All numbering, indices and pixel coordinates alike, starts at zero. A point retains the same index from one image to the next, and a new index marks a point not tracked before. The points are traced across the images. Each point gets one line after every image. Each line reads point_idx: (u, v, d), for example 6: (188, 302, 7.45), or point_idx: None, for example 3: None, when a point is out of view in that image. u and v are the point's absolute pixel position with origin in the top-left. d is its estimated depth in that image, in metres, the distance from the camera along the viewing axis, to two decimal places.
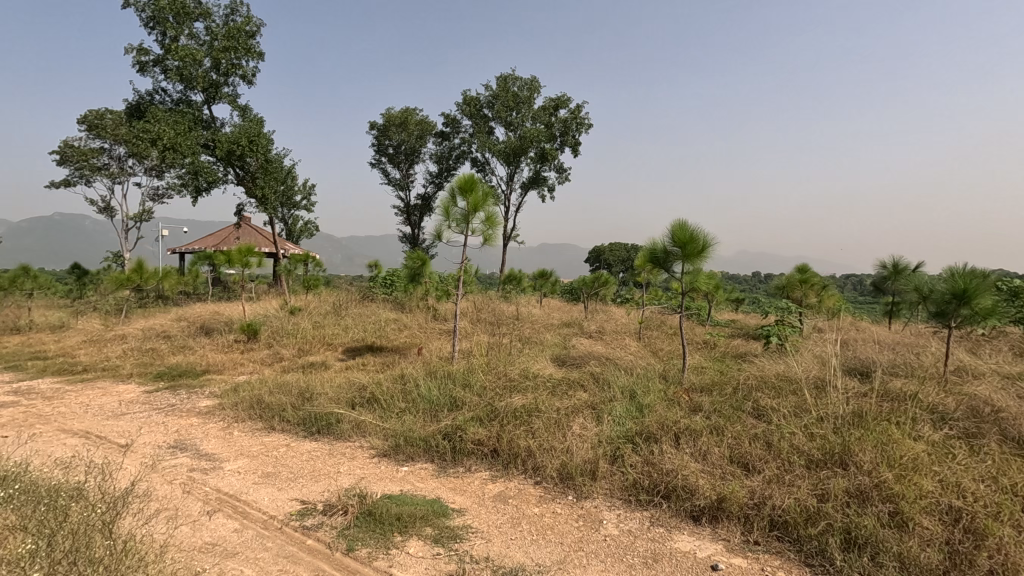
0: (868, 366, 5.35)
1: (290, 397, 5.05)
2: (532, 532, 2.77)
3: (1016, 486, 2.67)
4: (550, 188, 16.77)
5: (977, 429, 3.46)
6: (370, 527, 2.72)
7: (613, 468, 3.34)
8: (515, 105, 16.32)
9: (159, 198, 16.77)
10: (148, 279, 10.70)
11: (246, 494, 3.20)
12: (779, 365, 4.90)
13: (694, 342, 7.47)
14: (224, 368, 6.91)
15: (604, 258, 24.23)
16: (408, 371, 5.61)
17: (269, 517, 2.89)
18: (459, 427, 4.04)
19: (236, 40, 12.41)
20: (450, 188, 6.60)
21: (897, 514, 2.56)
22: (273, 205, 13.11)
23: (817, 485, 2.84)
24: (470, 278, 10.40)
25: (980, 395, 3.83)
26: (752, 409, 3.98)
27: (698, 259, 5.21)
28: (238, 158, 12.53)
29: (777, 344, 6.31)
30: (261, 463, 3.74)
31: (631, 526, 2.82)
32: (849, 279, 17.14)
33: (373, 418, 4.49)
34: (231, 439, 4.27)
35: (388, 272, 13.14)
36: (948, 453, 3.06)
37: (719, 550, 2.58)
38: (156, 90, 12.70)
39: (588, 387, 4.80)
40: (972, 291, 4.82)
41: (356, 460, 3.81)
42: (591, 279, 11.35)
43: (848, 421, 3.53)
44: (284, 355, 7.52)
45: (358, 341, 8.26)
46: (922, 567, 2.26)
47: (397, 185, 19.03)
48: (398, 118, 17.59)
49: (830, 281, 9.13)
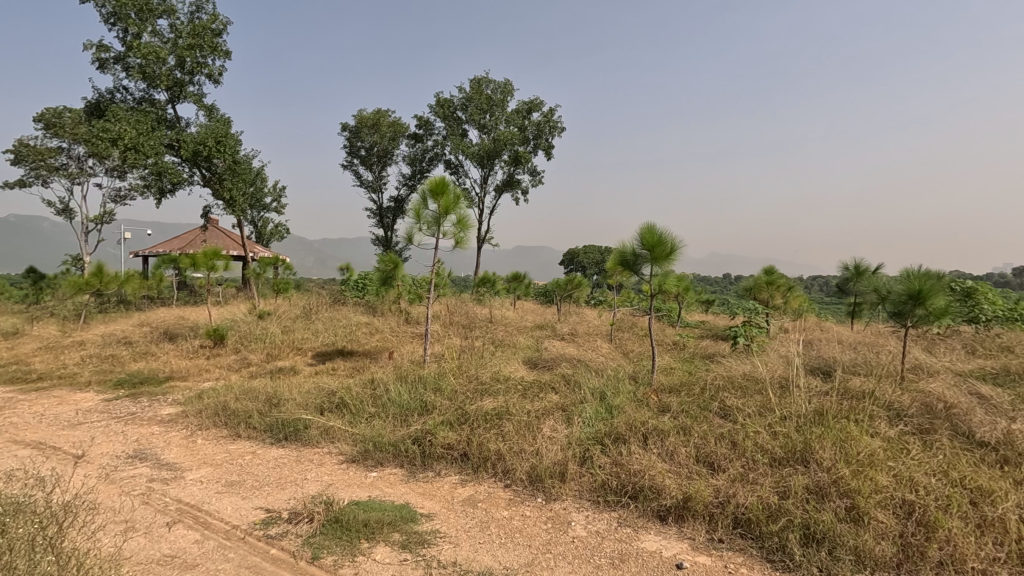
0: (830, 365, 5.51)
1: (256, 403, 4.94)
2: (500, 535, 2.76)
3: (965, 479, 2.78)
4: (524, 190, 16.84)
5: (929, 425, 3.61)
6: (336, 535, 2.68)
7: (582, 470, 3.37)
8: (488, 108, 16.32)
9: (121, 199, 16.25)
10: (108, 283, 10.34)
11: (208, 503, 3.12)
12: (746, 365, 5.02)
13: (664, 343, 7.62)
14: (189, 374, 6.73)
15: (579, 260, 24.48)
16: (379, 375, 5.55)
17: (232, 526, 2.83)
18: (429, 432, 4.01)
19: (201, 37, 12.14)
20: (421, 190, 6.56)
21: (854, 509, 2.64)
22: (242, 207, 12.83)
23: (779, 483, 2.91)
24: (443, 281, 10.36)
25: (934, 392, 3.98)
26: (718, 409, 4.06)
27: (666, 262, 5.30)
28: (204, 159, 12.24)
29: (745, 344, 6.46)
30: (225, 472, 3.65)
31: (599, 526, 2.85)
32: (816, 280, 17.66)
33: (342, 423, 4.42)
34: (194, 447, 4.17)
35: (360, 275, 13.03)
36: (903, 449, 3.17)
37: (684, 548, 2.62)
38: (117, 88, 12.30)
39: (560, 388, 4.84)
40: (927, 292, 5.01)
41: (324, 467, 3.75)
42: (565, 282, 11.44)
43: (810, 420, 3.63)
44: (252, 360, 7.37)
45: (328, 345, 8.15)
46: (877, 560, 2.35)
47: (370, 187, 18.83)
48: (370, 119, 17.45)
49: (795, 283, 9.39)
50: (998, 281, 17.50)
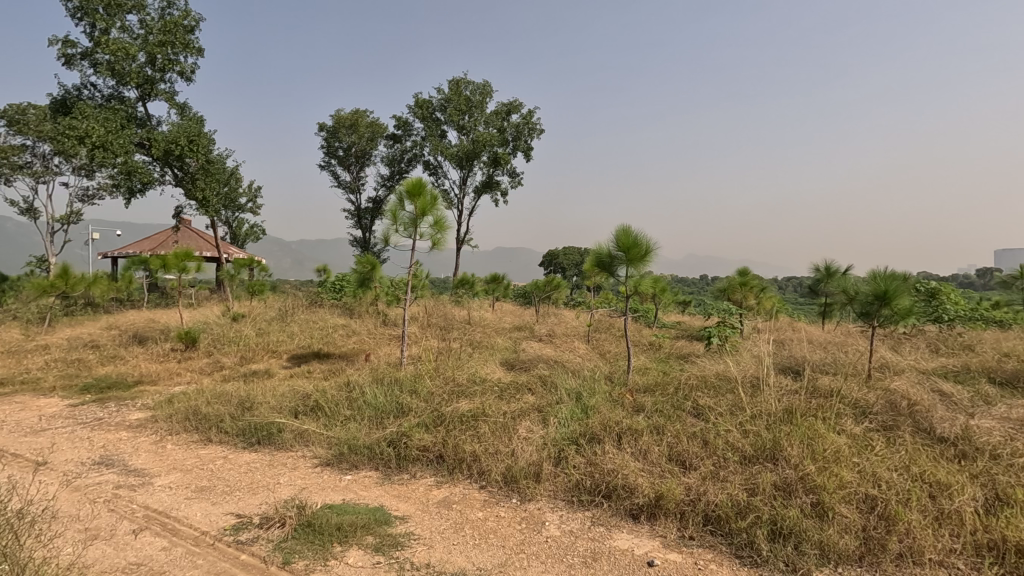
0: (799, 364, 5.64)
1: (229, 406, 4.86)
2: (474, 536, 2.77)
3: (926, 474, 2.87)
4: (503, 191, 16.89)
5: (893, 422, 3.73)
6: (308, 539, 2.65)
7: (557, 470, 3.40)
8: (467, 109, 16.29)
9: (88, 198, 15.78)
10: (75, 285, 10.02)
11: (177, 510, 3.06)
12: (719, 365, 5.11)
13: (641, 343, 7.73)
14: (159, 378, 6.58)
15: (559, 262, 24.59)
16: (355, 378, 5.50)
17: (201, 533, 2.78)
18: (405, 434, 3.99)
19: (173, 34, 11.90)
20: (397, 191, 6.53)
21: (819, 504, 2.70)
22: (215, 208, 12.60)
23: (748, 480, 2.98)
24: (421, 283, 10.32)
25: (899, 390, 4.11)
26: (691, 409, 4.12)
27: (641, 264, 5.37)
28: (176, 158, 11.97)
29: (718, 344, 6.57)
30: (195, 477, 3.59)
31: (573, 526, 2.87)
32: (791, 280, 18.04)
33: (316, 426, 4.38)
34: (164, 453, 4.08)
35: (337, 277, 12.93)
36: (867, 445, 3.27)
37: (656, 546, 2.66)
38: (84, 85, 11.97)
39: (536, 389, 4.88)
40: (892, 293, 5.15)
41: (297, 470, 3.71)
42: (543, 283, 11.46)
43: (779, 418, 3.71)
44: (225, 364, 7.24)
45: (304, 347, 8.06)
46: (840, 553, 2.42)
47: (347, 187, 18.68)
48: (348, 119, 17.31)
49: (768, 284, 9.57)
50: (962, 281, 18.16)
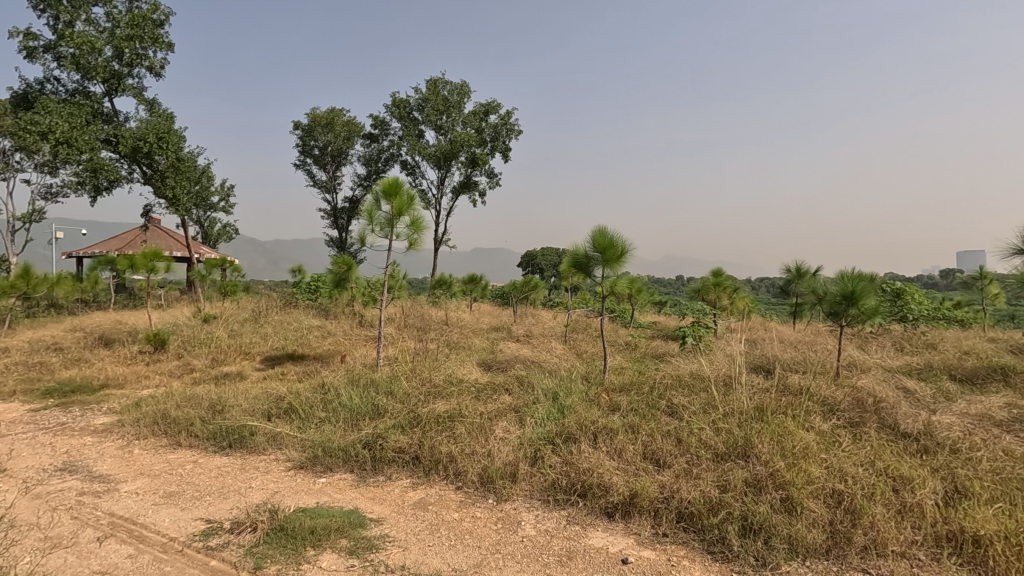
0: (771, 363, 5.76)
1: (199, 410, 4.75)
2: (450, 537, 2.76)
3: (890, 468, 2.96)
4: (481, 192, 16.88)
5: (860, 418, 3.83)
6: (281, 543, 2.61)
7: (533, 469, 3.41)
8: (445, 109, 16.23)
9: (51, 196, 15.25)
10: (37, 285, 9.68)
11: (144, 516, 2.98)
12: (693, 365, 5.18)
13: (617, 343, 7.80)
14: (126, 382, 6.39)
15: (537, 262, 24.68)
16: (329, 380, 5.43)
17: (170, 539, 2.71)
18: (380, 436, 3.95)
19: (141, 28, 11.60)
20: (374, 191, 6.48)
21: (788, 499, 2.77)
22: (186, 207, 12.32)
23: (720, 477, 3.03)
24: (398, 284, 10.25)
25: (865, 388, 4.23)
26: (665, 408, 4.17)
27: (617, 264, 5.43)
28: (145, 155, 11.65)
29: (693, 344, 6.67)
30: (163, 482, 3.50)
31: (548, 526, 2.88)
32: (763, 281, 18.42)
33: (290, 429, 4.31)
34: (130, 458, 3.97)
35: (312, 277, 12.75)
36: (835, 442, 3.36)
37: (630, 544, 2.69)
38: (47, 79, 11.58)
39: (513, 389, 4.89)
40: (859, 293, 5.30)
41: (269, 474, 3.64)
42: (521, 283, 11.47)
43: (751, 416, 3.78)
44: (195, 366, 7.08)
45: (277, 349, 7.94)
46: (807, 547, 2.48)
47: (323, 187, 18.44)
48: (324, 118, 17.10)
49: (741, 284, 9.76)
50: (926, 283, 18.78)
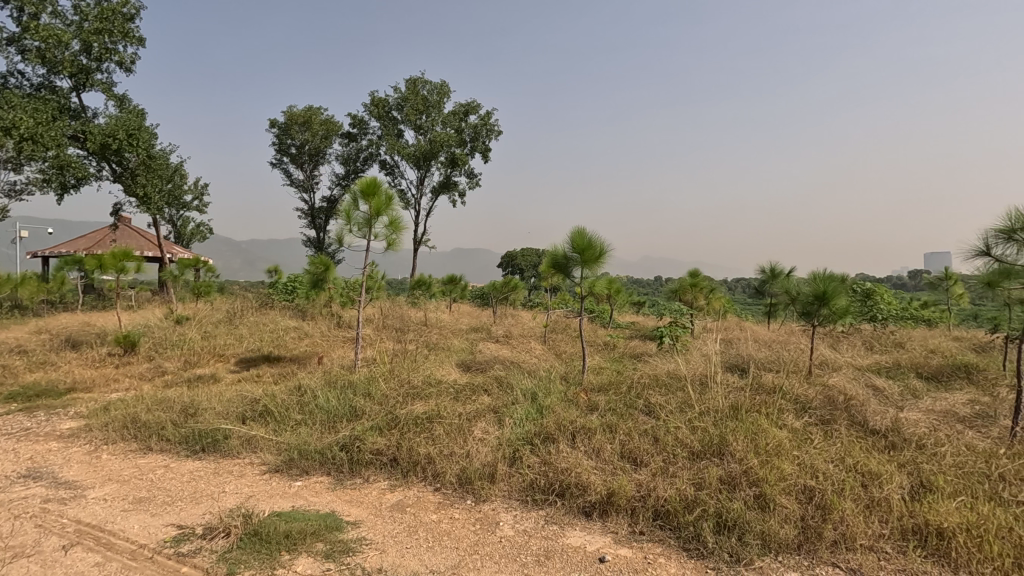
0: (746, 362, 5.86)
1: (171, 413, 4.64)
2: (428, 539, 2.75)
3: (859, 464, 3.04)
4: (461, 192, 16.84)
5: (830, 416, 3.92)
6: (255, 548, 2.56)
7: (511, 470, 3.41)
8: (424, 109, 16.15)
9: (15, 193, 14.75)
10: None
11: (113, 523, 2.91)
12: (670, 364, 5.24)
13: (596, 343, 7.86)
14: (94, 386, 6.21)
15: (517, 263, 24.74)
16: (306, 382, 5.36)
17: (139, 546, 2.64)
18: (358, 438, 3.92)
19: (111, 22, 11.31)
20: (351, 190, 6.41)
21: (761, 496, 2.82)
22: (157, 206, 12.04)
23: (696, 475, 3.07)
24: (377, 284, 10.18)
25: (836, 387, 4.33)
26: (643, 407, 4.21)
27: (595, 265, 5.46)
28: (114, 152, 11.34)
29: (670, 344, 6.75)
30: (133, 488, 3.41)
31: (526, 526, 2.89)
32: (739, 281, 18.74)
33: (265, 432, 4.24)
34: (98, 464, 3.86)
35: (289, 278, 12.56)
36: (807, 439, 3.43)
37: (607, 542, 2.71)
38: (10, 72, 11.18)
39: (492, 390, 4.88)
40: (830, 294, 5.43)
41: (244, 478, 3.58)
42: (501, 283, 11.47)
43: (726, 414, 3.85)
44: (167, 369, 6.92)
45: (253, 351, 7.80)
46: (780, 543, 2.53)
47: (300, 186, 18.20)
48: (301, 116, 16.88)
49: (717, 285, 9.91)
50: (896, 283, 19.33)
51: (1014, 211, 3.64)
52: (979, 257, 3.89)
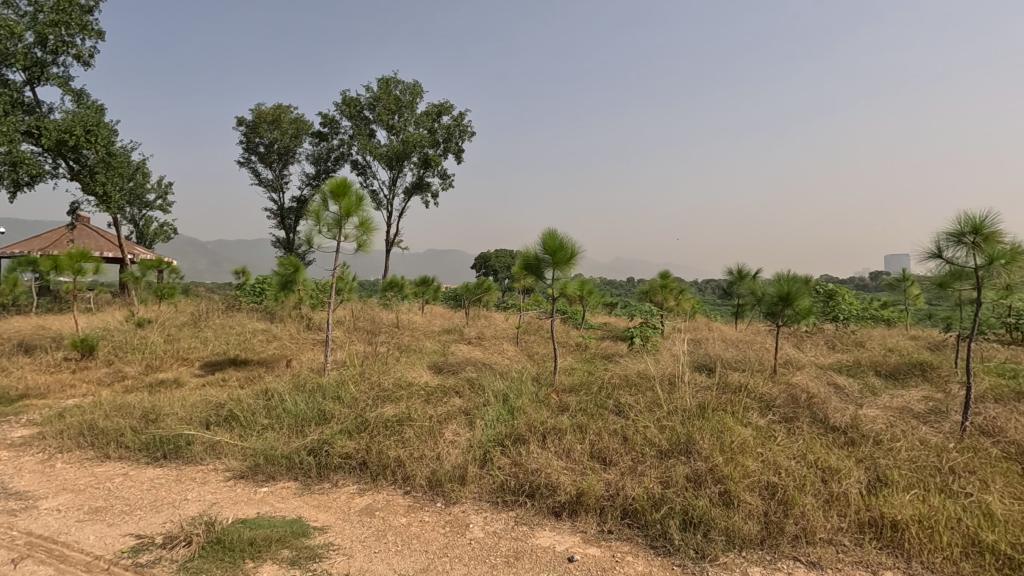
0: (714, 362, 5.98)
1: (130, 420, 4.49)
2: (397, 543, 2.73)
3: (820, 460, 3.13)
4: (434, 193, 16.74)
5: (793, 413, 4.03)
6: (217, 557, 2.50)
7: (482, 472, 3.40)
8: (397, 109, 16.01)
9: None
10: None
11: (67, 534, 2.80)
12: (640, 364, 5.32)
13: (568, 344, 7.91)
14: (48, 392, 5.96)
15: (490, 265, 24.76)
16: (273, 385, 5.26)
17: (94, 558, 2.55)
18: (327, 442, 3.86)
19: (68, 14, 10.91)
20: (321, 191, 6.31)
21: (726, 493, 2.88)
22: (118, 205, 11.64)
23: (663, 473, 3.12)
24: (348, 285, 10.05)
25: (799, 386, 4.46)
26: (613, 407, 4.26)
27: (566, 267, 5.51)
28: (71, 149, 10.90)
29: (640, 344, 6.84)
30: (89, 497, 3.29)
31: (496, 527, 2.89)
32: (709, 283, 19.08)
33: (230, 437, 4.15)
34: (52, 473, 3.71)
35: (257, 279, 12.29)
36: (770, 436, 3.52)
37: (576, 542, 2.73)
38: None
39: (463, 392, 4.87)
40: (794, 294, 5.58)
41: (207, 485, 3.49)
42: (474, 285, 11.45)
43: (693, 413, 3.92)
44: (127, 373, 6.69)
45: (218, 354, 7.62)
46: (743, 539, 2.58)
47: (269, 186, 17.83)
48: (269, 114, 16.55)
49: (687, 286, 10.09)
50: (857, 284, 20.01)
51: (964, 214, 3.80)
52: (932, 258, 4.05)
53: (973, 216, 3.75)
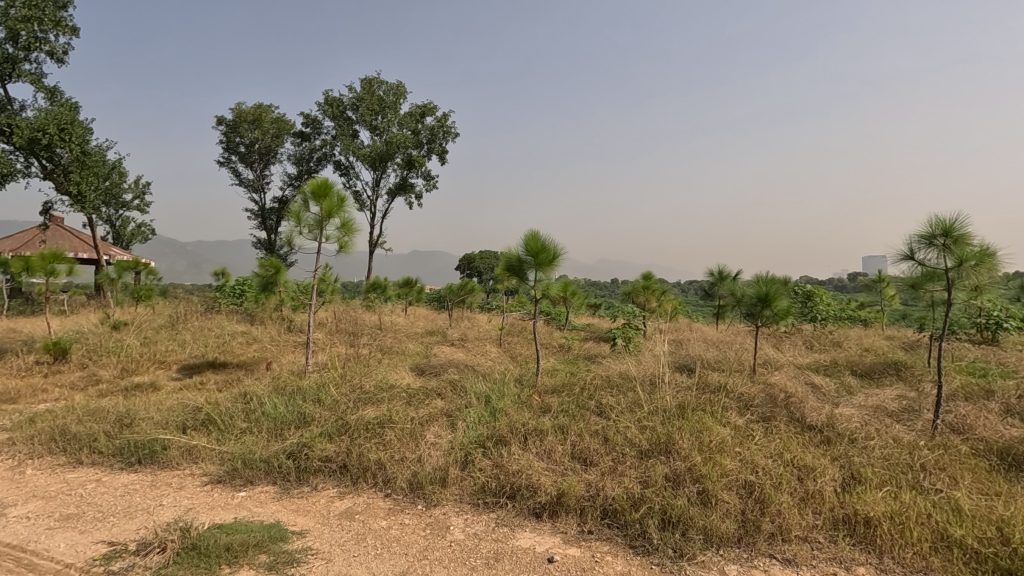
0: (695, 362, 6.05)
1: (104, 425, 4.40)
2: (376, 546, 2.71)
3: (796, 459, 3.18)
4: (418, 194, 16.66)
5: (770, 412, 4.09)
6: (192, 563, 2.46)
7: (463, 474, 3.40)
8: (380, 109, 15.92)
9: None
10: None
11: (36, 542, 2.73)
12: (622, 365, 5.36)
13: (551, 345, 7.94)
14: (19, 396, 5.80)
15: (474, 265, 24.76)
16: (252, 388, 5.18)
17: (64, 566, 2.50)
18: (306, 445, 3.83)
19: (40, 9, 10.66)
20: (302, 192, 6.25)
21: (704, 492, 2.91)
22: (92, 204, 11.40)
23: (643, 473, 3.15)
24: (329, 287, 9.94)
25: (777, 386, 4.54)
26: (594, 408, 4.28)
27: (548, 268, 5.55)
28: (45, 148, 10.63)
29: (622, 344, 6.89)
30: (59, 504, 3.21)
31: (477, 529, 2.89)
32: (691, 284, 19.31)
33: (207, 442, 4.08)
34: (22, 479, 3.62)
35: (237, 281, 12.11)
36: (748, 435, 3.58)
37: (556, 542, 2.74)
38: None
39: (446, 393, 4.86)
40: (772, 295, 5.69)
41: (183, 490, 3.43)
42: (458, 287, 11.42)
43: (673, 413, 3.96)
44: (101, 377, 6.55)
45: (196, 357, 7.49)
46: (721, 537, 2.62)
47: (249, 186, 17.58)
48: (250, 114, 16.34)
49: (669, 287, 10.19)
50: (835, 284, 20.39)
51: (935, 217, 3.90)
52: (905, 260, 4.15)
53: (943, 219, 3.84)
